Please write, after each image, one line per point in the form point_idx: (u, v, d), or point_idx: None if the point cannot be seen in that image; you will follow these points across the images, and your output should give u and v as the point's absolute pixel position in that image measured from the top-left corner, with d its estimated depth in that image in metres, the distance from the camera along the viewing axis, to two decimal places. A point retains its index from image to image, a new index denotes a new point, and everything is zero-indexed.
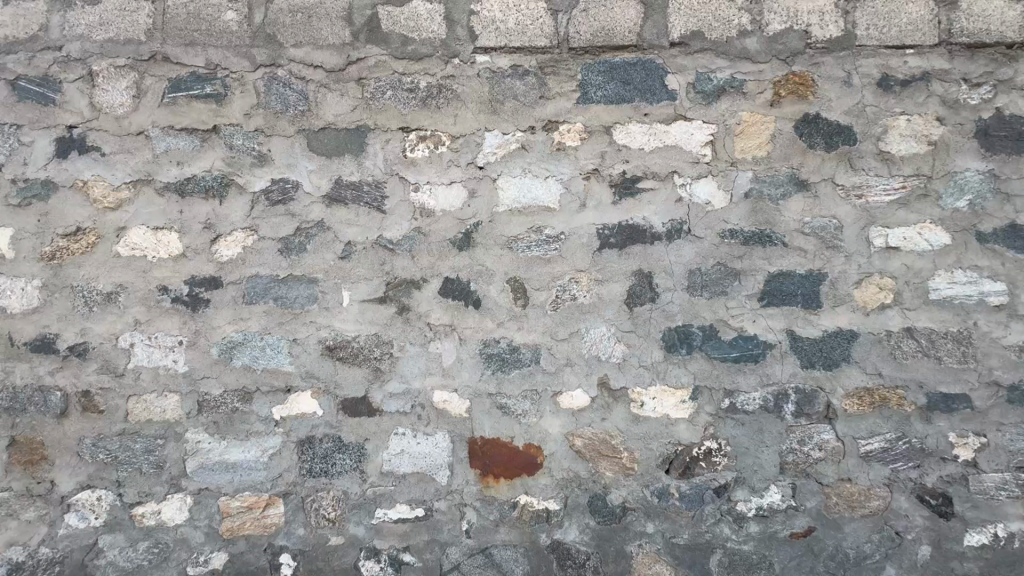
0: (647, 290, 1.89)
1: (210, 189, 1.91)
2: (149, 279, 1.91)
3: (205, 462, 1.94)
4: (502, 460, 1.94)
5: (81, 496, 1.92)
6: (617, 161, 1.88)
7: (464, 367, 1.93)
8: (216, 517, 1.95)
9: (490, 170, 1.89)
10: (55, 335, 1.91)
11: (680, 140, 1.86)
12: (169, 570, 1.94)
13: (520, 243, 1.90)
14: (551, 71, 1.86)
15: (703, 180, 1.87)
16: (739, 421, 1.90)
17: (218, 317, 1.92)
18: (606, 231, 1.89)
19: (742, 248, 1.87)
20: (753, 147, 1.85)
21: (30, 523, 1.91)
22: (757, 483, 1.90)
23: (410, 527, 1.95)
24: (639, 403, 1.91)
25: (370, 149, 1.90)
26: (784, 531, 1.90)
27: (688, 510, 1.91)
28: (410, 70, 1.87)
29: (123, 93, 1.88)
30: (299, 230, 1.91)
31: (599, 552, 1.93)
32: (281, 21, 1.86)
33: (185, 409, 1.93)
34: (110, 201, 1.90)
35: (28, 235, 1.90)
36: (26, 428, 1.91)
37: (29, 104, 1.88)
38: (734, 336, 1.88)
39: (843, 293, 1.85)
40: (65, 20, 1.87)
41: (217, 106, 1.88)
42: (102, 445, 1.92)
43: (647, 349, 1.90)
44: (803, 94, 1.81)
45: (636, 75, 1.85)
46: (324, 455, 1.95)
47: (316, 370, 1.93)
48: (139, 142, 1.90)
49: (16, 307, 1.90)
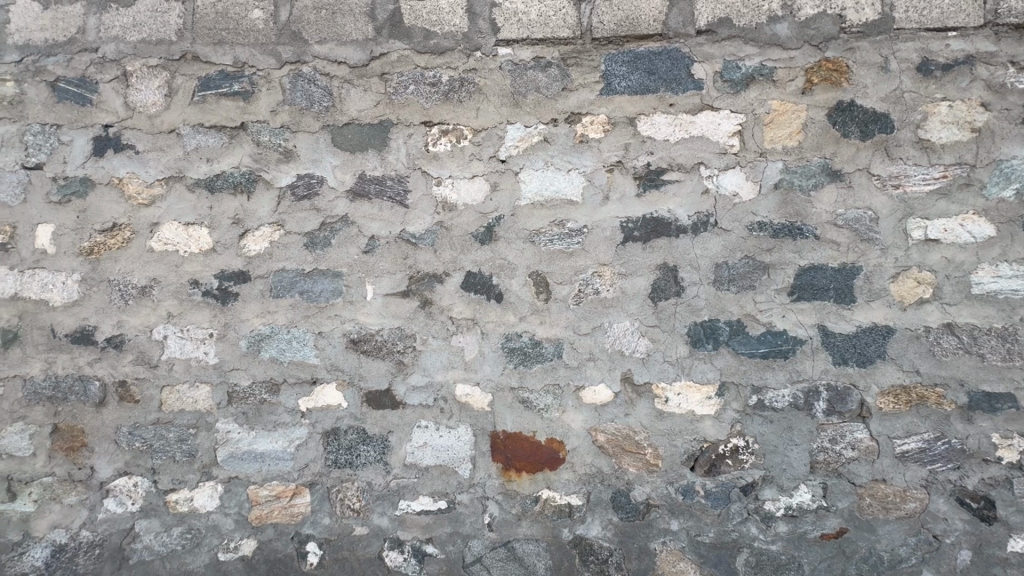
0: (672, 284, 1.86)
1: (238, 185, 1.95)
2: (181, 273, 1.97)
3: (235, 451, 1.99)
4: (525, 454, 1.94)
5: (119, 483, 2.00)
6: (641, 153, 1.85)
7: (486, 361, 1.93)
8: (245, 504, 2.00)
9: (513, 163, 1.88)
10: (94, 327, 1.98)
11: (707, 130, 1.82)
12: (201, 555, 2.00)
13: (542, 237, 1.89)
14: (574, 63, 1.84)
15: (730, 171, 1.82)
16: (768, 419, 1.85)
17: (246, 310, 1.97)
18: (630, 224, 1.86)
19: (771, 241, 1.81)
20: (784, 136, 1.79)
21: (72, 507, 2.00)
22: (786, 482, 1.85)
23: (432, 519, 1.97)
24: (664, 399, 1.88)
25: (393, 144, 1.91)
26: (813, 531, 1.85)
27: (714, 508, 1.88)
28: (432, 64, 1.87)
29: (155, 92, 1.93)
30: (324, 225, 1.94)
31: (622, 549, 1.92)
32: (306, 19, 1.88)
33: (216, 399, 1.98)
34: (144, 198, 1.96)
35: (68, 232, 1.98)
36: (67, 416, 2.00)
37: (67, 104, 1.95)
38: (762, 331, 1.83)
39: (879, 287, 1.78)
40: (101, 22, 1.93)
41: (245, 104, 1.92)
42: (138, 433, 1.99)
43: (672, 344, 1.87)
44: (836, 80, 1.75)
45: (661, 65, 1.81)
46: (349, 447, 1.98)
47: (341, 363, 1.96)
48: (171, 139, 1.95)
49: (57, 300, 1.98)
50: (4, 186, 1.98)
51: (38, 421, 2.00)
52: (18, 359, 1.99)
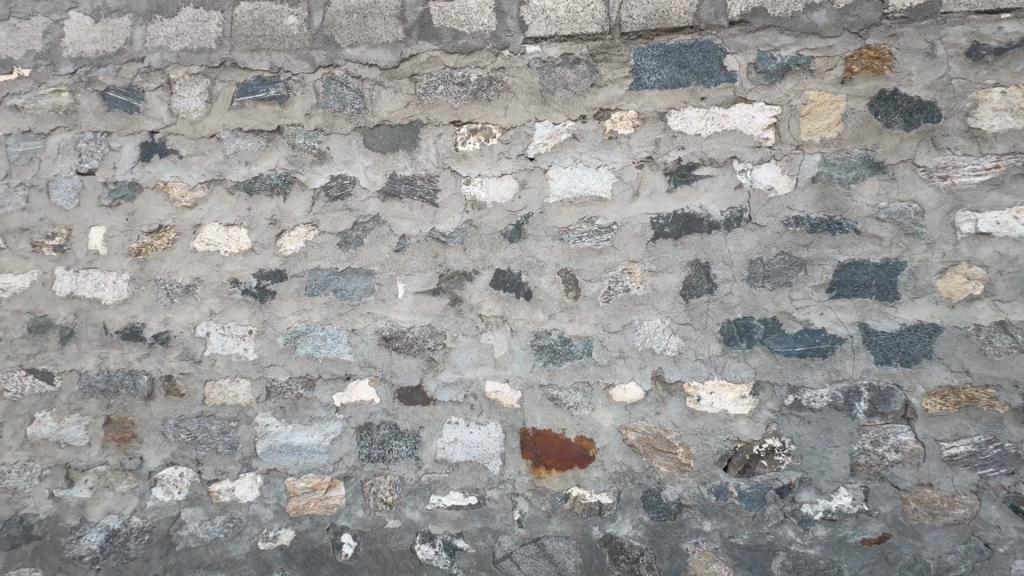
0: (704, 280, 1.83)
1: (275, 186, 2.01)
2: (222, 273, 2.05)
3: (274, 444, 2.06)
4: (554, 452, 1.94)
5: (166, 473, 2.09)
6: (671, 148, 1.82)
7: (516, 358, 1.94)
8: (283, 496, 2.06)
9: (541, 160, 1.88)
10: (142, 324, 2.08)
11: (740, 123, 1.78)
12: (243, 543, 2.08)
13: (571, 234, 1.89)
14: (602, 58, 1.83)
15: (765, 165, 1.78)
16: (805, 419, 1.80)
17: (283, 308, 2.03)
18: (660, 221, 1.84)
19: (808, 236, 1.76)
20: (822, 127, 1.74)
21: (124, 495, 2.10)
22: (824, 484, 1.79)
23: (463, 514, 1.99)
24: (696, 398, 1.85)
25: (423, 144, 1.94)
26: (854, 536, 1.78)
27: (748, 509, 1.84)
28: (460, 64, 1.89)
29: (197, 99, 2.02)
30: (356, 224, 1.98)
31: (653, 548, 1.90)
32: (338, 23, 1.93)
33: (255, 394, 2.06)
34: (188, 200, 2.05)
35: (119, 234, 2.08)
36: (119, 408, 2.10)
37: (117, 113, 2.06)
38: (799, 329, 1.78)
39: (924, 284, 1.70)
40: (147, 33, 2.03)
41: (281, 107, 1.98)
42: (183, 426, 2.08)
43: (704, 342, 1.84)
44: (878, 68, 1.68)
45: (692, 58, 1.78)
46: (381, 441, 2.02)
47: (373, 359, 2.00)
48: (211, 144, 2.03)
49: (109, 298, 2.09)
50: (61, 191, 2.10)
51: (93, 413, 2.11)
52: (74, 354, 2.11)
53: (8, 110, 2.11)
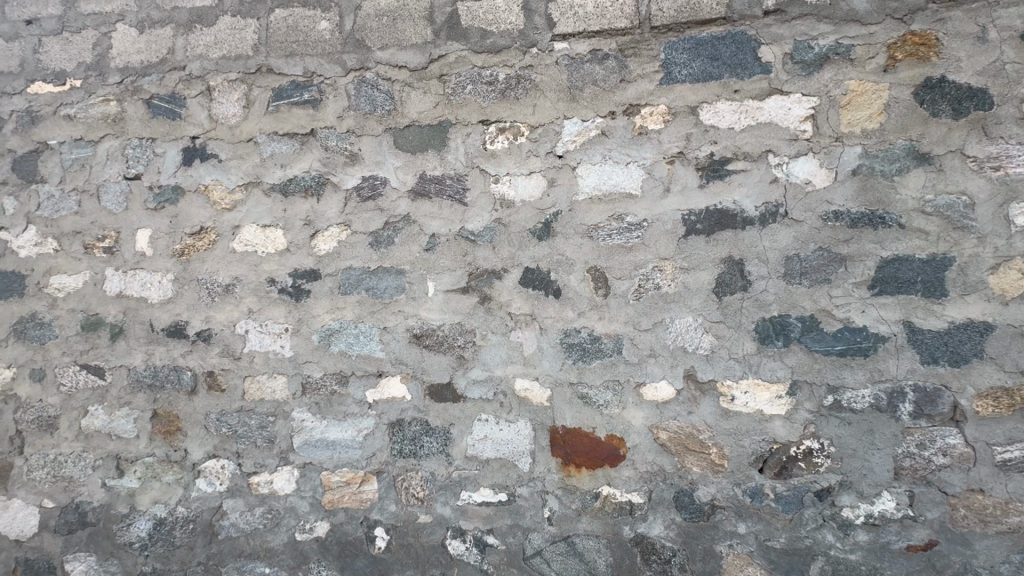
0: (738, 278, 1.79)
1: (309, 188, 2.06)
2: (260, 272, 2.11)
3: (309, 439, 2.12)
4: (584, 450, 1.93)
5: (209, 465, 2.17)
6: (703, 143, 1.79)
7: (545, 356, 1.94)
8: (318, 489, 2.12)
9: (570, 157, 1.88)
10: (186, 322, 2.17)
11: (775, 116, 1.73)
12: (281, 534, 2.14)
13: (600, 231, 1.87)
14: (632, 53, 1.82)
15: (802, 158, 1.72)
16: (845, 421, 1.73)
17: (317, 306, 2.08)
18: (692, 217, 1.81)
19: (849, 231, 1.70)
20: (863, 118, 1.68)
21: (170, 485, 2.20)
22: (866, 488, 1.73)
23: (493, 511, 2.00)
24: (729, 397, 1.81)
25: (452, 144, 1.96)
26: (898, 542, 1.71)
27: (785, 512, 1.79)
28: (488, 63, 1.90)
29: (235, 104, 2.09)
30: (387, 224, 2.02)
31: (686, 549, 1.87)
32: (369, 26, 1.97)
33: (292, 389, 2.12)
34: (227, 203, 2.12)
35: (163, 235, 2.17)
36: (165, 403, 2.20)
37: (161, 119, 2.15)
38: (839, 327, 1.72)
39: (975, 280, 1.62)
40: (188, 43, 2.12)
41: (314, 111, 2.03)
42: (224, 420, 2.16)
43: (738, 340, 1.80)
44: (924, 55, 1.62)
45: (725, 50, 1.75)
46: (413, 437, 2.05)
47: (404, 357, 2.03)
48: (249, 147, 2.09)
49: (155, 297, 2.19)
50: (110, 195, 2.21)
51: (141, 407, 2.21)
52: (123, 350, 2.22)
53: (61, 119, 2.23)
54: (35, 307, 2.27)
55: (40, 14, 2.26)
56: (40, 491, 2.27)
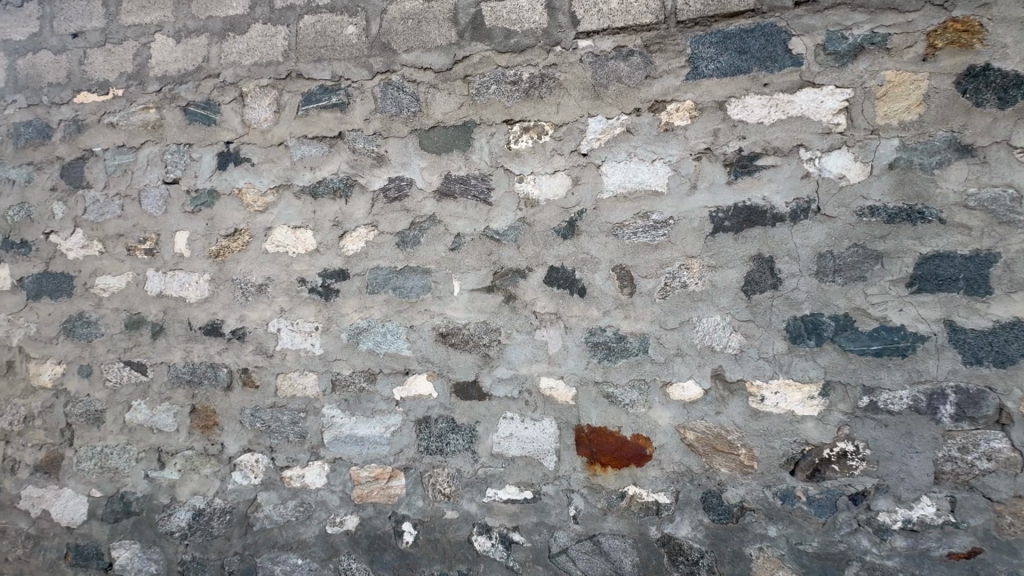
0: (768, 276, 1.75)
1: (337, 190, 2.11)
2: (291, 272, 2.17)
3: (339, 434, 2.17)
4: (610, 449, 1.92)
5: (244, 458, 2.25)
6: (731, 138, 1.76)
7: (570, 355, 1.94)
8: (347, 484, 2.16)
9: (595, 156, 1.87)
10: (221, 320, 2.25)
11: (807, 109, 1.69)
12: (312, 527, 2.19)
13: (626, 230, 1.86)
14: (657, 49, 1.81)
15: (836, 153, 1.68)
16: (882, 423, 1.68)
17: (346, 305, 2.13)
18: (720, 214, 1.78)
19: (885, 227, 1.65)
20: (900, 109, 1.62)
21: (208, 478, 2.28)
22: (904, 493, 1.67)
23: (518, 508, 2.01)
24: (759, 398, 1.78)
25: (477, 144, 1.97)
26: (938, 549, 1.65)
27: (818, 515, 1.74)
28: (512, 63, 1.92)
29: (266, 109, 2.15)
30: (413, 224, 2.05)
31: (714, 551, 1.84)
32: (394, 30, 2.02)
33: (322, 386, 2.17)
34: (259, 205, 2.19)
35: (200, 237, 2.26)
36: (202, 398, 2.29)
37: (197, 125, 2.23)
38: (875, 326, 1.67)
39: (1022, 276, 1.55)
40: (222, 51, 2.20)
41: (342, 114, 2.08)
42: (258, 415, 2.23)
43: (768, 339, 1.76)
44: (967, 42, 1.55)
45: (754, 43, 1.73)
46: (439, 434, 2.08)
47: (431, 355, 2.06)
48: (280, 151, 2.15)
49: (193, 297, 2.28)
50: (150, 199, 2.30)
51: (180, 402, 2.31)
52: (164, 348, 2.31)
53: (105, 127, 2.34)
54: (82, 306, 2.39)
55: (86, 27, 2.38)
56: (89, 481, 2.39)
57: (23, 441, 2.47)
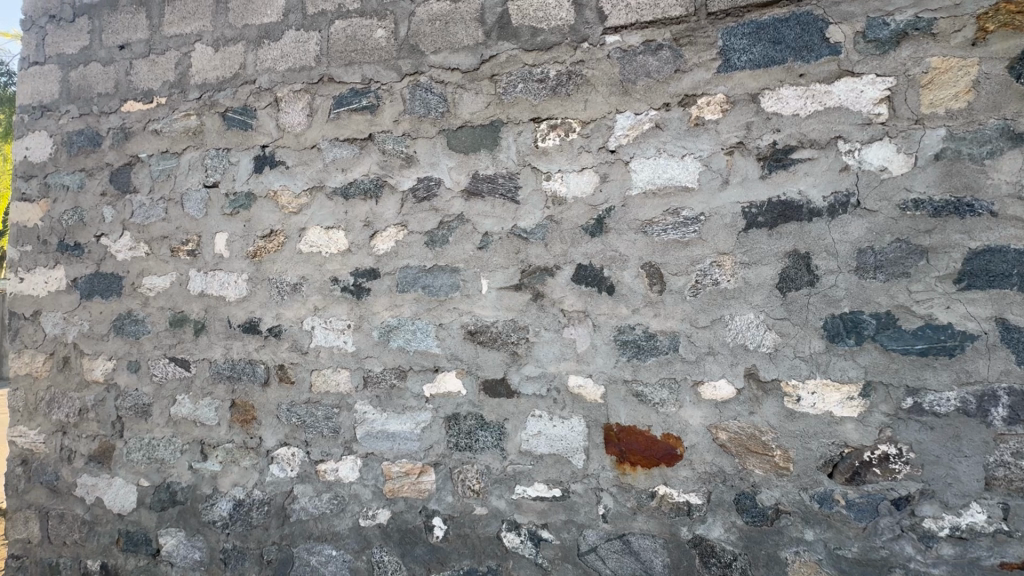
0: (804, 272, 1.70)
1: (368, 191, 2.15)
2: (324, 272, 2.23)
3: (371, 430, 2.22)
4: (639, 449, 1.90)
5: (281, 452, 2.32)
6: (765, 131, 1.72)
7: (599, 353, 1.93)
8: (379, 478, 2.21)
9: (623, 152, 1.85)
10: (259, 318, 2.33)
11: (846, 100, 1.64)
12: (345, 519, 2.24)
13: (655, 226, 1.84)
14: (687, 42, 1.79)
15: (877, 144, 1.61)
16: (927, 425, 1.61)
17: (377, 303, 2.17)
18: (753, 210, 1.74)
19: (930, 221, 1.58)
20: (947, 97, 1.56)
21: (247, 470, 2.37)
22: (951, 499, 1.60)
23: (547, 506, 2.01)
24: (795, 398, 1.73)
25: (504, 143, 1.98)
26: (990, 558, 1.57)
27: (858, 520, 1.68)
28: (540, 61, 1.93)
29: (300, 113, 2.22)
30: (442, 223, 2.07)
31: (748, 554, 1.79)
32: (423, 31, 2.06)
33: (354, 383, 2.22)
34: (293, 207, 2.26)
35: (238, 238, 2.34)
36: (241, 393, 2.37)
37: (235, 130, 2.32)
38: (920, 325, 1.60)
39: None
40: (257, 58, 2.28)
41: (372, 116, 2.12)
42: (294, 410, 2.30)
43: (804, 337, 1.71)
44: (1020, 25, 1.50)
45: (789, 32, 1.70)
46: (468, 431, 2.10)
47: (460, 352, 2.09)
48: (313, 153, 2.22)
49: (232, 296, 2.37)
50: (192, 203, 2.40)
51: (221, 396, 2.40)
52: (205, 345, 2.41)
53: (150, 134, 2.45)
54: (131, 305, 2.52)
55: (131, 39, 2.49)
56: (138, 471, 2.51)
57: (79, 433, 2.62)
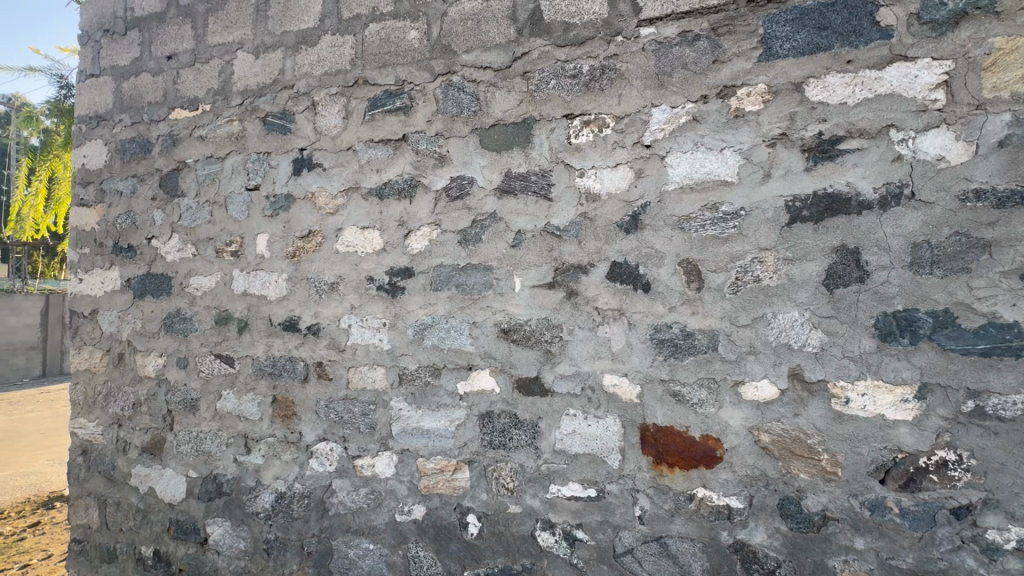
0: (853, 269, 1.62)
1: (402, 190, 2.18)
2: (360, 271, 2.28)
3: (406, 427, 2.25)
4: (677, 450, 1.86)
5: (320, 447, 2.38)
6: (810, 121, 1.65)
7: (634, 352, 1.89)
8: (415, 474, 2.23)
9: (659, 147, 1.81)
10: (298, 317, 2.40)
11: (899, 86, 1.56)
12: (382, 514, 2.28)
13: (693, 222, 1.79)
14: (726, 31, 1.73)
15: (933, 132, 1.52)
16: (990, 430, 1.51)
17: (412, 302, 2.20)
18: (797, 203, 1.67)
19: (994, 213, 1.48)
20: (1013, 80, 1.46)
21: (288, 463, 2.44)
22: (1018, 509, 1.49)
23: (582, 506, 1.99)
24: (843, 400, 1.65)
25: (537, 140, 1.97)
26: None
27: (914, 529, 1.60)
28: (572, 56, 1.91)
29: (336, 115, 2.27)
30: (475, 222, 2.08)
31: (793, 561, 1.72)
32: (455, 31, 2.07)
33: (390, 380, 2.26)
34: (330, 207, 2.31)
35: (278, 239, 2.42)
36: (282, 389, 2.44)
37: (275, 134, 2.39)
38: (982, 323, 1.50)
39: None
40: (295, 63, 2.35)
41: (406, 117, 2.15)
42: (332, 406, 2.36)
43: (853, 337, 1.63)
44: None
45: (835, 17, 1.63)
46: (502, 429, 2.10)
47: (493, 351, 2.09)
48: (348, 155, 2.26)
49: (273, 295, 2.44)
50: (235, 205, 2.49)
51: (263, 392, 2.48)
52: (248, 342, 2.50)
53: (196, 140, 2.56)
54: (179, 304, 2.63)
55: (178, 50, 2.61)
56: (187, 462, 2.63)
57: (133, 425, 2.76)
